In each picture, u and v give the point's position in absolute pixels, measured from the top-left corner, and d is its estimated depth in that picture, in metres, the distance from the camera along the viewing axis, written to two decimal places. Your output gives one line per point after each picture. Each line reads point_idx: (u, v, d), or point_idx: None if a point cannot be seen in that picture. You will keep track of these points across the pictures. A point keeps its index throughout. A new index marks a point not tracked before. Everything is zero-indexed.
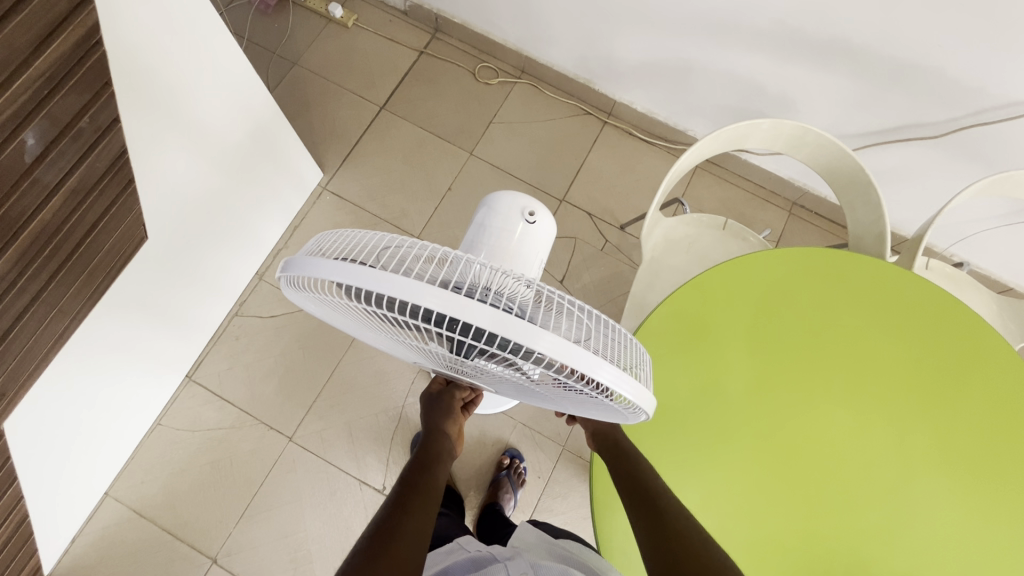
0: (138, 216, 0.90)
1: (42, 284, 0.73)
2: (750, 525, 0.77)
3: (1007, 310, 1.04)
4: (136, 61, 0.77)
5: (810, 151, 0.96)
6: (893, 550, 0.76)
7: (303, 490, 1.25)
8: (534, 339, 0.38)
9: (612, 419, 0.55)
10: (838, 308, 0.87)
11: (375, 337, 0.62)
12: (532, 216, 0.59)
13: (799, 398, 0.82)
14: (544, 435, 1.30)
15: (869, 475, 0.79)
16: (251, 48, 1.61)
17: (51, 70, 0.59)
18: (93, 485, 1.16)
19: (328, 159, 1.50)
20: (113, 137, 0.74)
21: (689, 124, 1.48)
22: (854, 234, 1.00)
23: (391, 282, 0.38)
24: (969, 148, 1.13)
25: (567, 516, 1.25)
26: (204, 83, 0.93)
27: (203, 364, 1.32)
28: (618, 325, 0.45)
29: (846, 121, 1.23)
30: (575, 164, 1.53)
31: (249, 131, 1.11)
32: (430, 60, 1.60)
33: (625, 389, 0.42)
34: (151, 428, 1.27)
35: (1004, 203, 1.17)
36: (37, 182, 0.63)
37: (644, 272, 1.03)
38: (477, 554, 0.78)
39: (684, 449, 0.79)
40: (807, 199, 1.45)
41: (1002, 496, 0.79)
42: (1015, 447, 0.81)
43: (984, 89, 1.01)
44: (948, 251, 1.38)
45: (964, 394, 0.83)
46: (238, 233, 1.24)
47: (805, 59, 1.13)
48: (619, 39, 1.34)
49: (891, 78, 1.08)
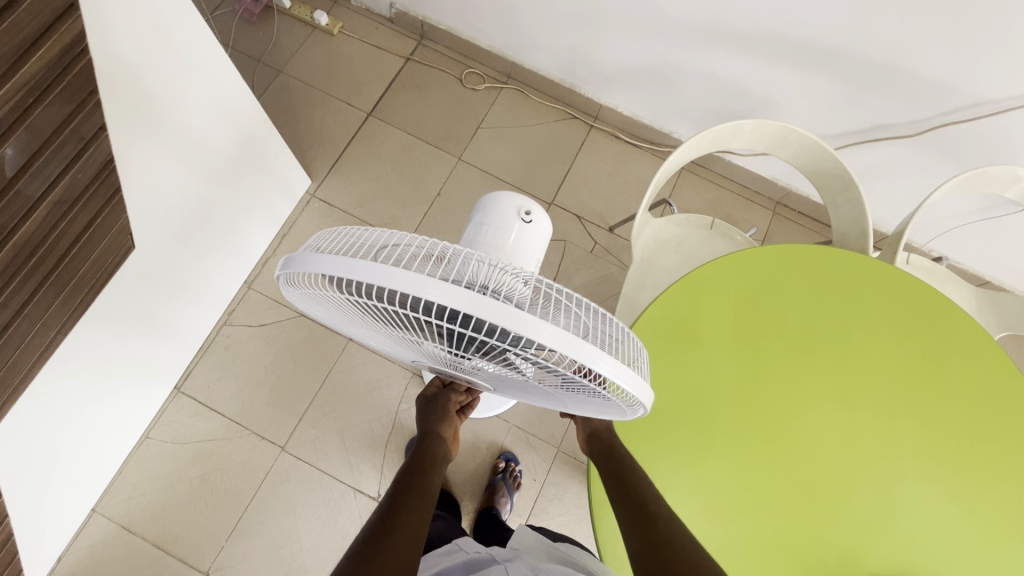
0: (125, 225, 0.89)
1: (26, 298, 0.72)
2: (743, 522, 0.78)
3: (986, 301, 1.07)
4: (121, 68, 0.76)
5: (794, 150, 0.98)
6: (882, 542, 0.78)
7: (296, 500, 1.24)
8: (536, 331, 0.39)
9: (611, 414, 0.56)
10: (821, 304, 0.88)
11: (373, 336, 0.62)
12: (528, 216, 0.60)
13: (787, 395, 0.84)
14: (538, 437, 1.30)
15: (856, 468, 0.81)
16: (236, 57, 1.60)
17: (34, 81, 0.58)
18: (80, 503, 1.14)
19: (315, 166, 1.49)
20: (99, 146, 0.74)
21: (674, 127, 1.50)
22: (839, 230, 1.03)
23: (393, 276, 0.39)
24: (945, 146, 1.17)
25: (563, 518, 1.25)
26: (191, 91, 0.92)
27: (192, 375, 1.30)
28: (616, 321, 0.46)
29: (827, 121, 1.26)
30: (562, 168, 1.55)
31: (236, 138, 1.10)
32: (416, 66, 1.61)
33: (625, 379, 0.43)
34: (139, 442, 1.25)
35: (980, 198, 1.21)
36: (18, 196, 0.62)
37: (635, 272, 1.04)
38: (475, 555, 0.78)
39: (677, 445, 0.80)
40: (790, 198, 1.48)
41: (984, 485, 0.81)
42: (995, 436, 0.83)
43: (956, 89, 1.05)
44: (927, 246, 1.42)
45: (945, 386, 0.85)
46: (226, 241, 1.23)
47: (785, 62, 1.16)
48: (604, 45, 1.36)
49: (869, 79, 1.11)
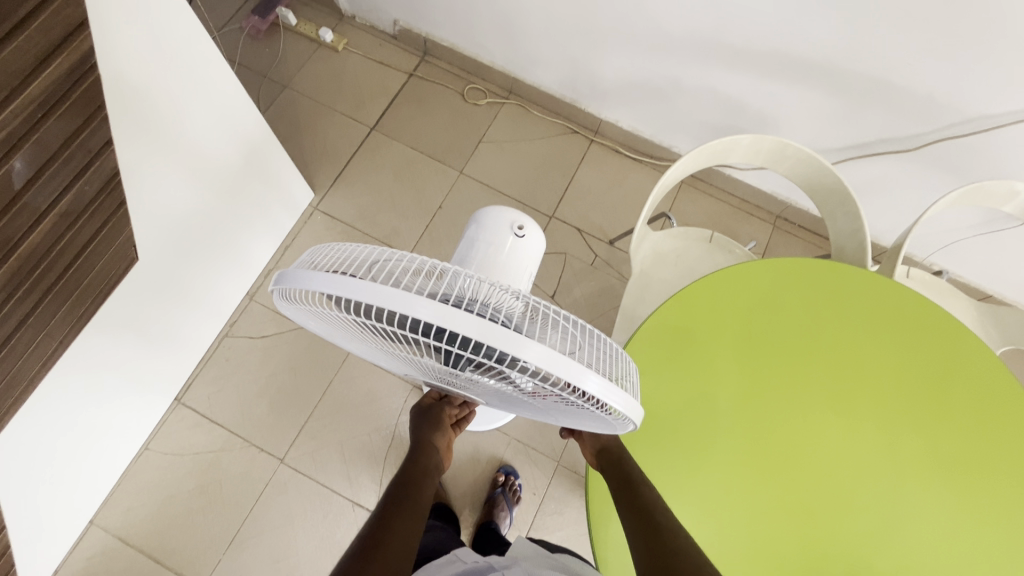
0: (129, 237, 0.90)
1: (29, 308, 0.73)
2: (743, 538, 0.77)
3: (987, 316, 1.07)
4: (127, 80, 0.78)
5: (791, 165, 0.98)
6: (883, 558, 0.77)
7: (295, 513, 1.23)
8: (523, 349, 0.39)
9: (603, 430, 0.57)
10: (822, 320, 0.88)
11: (368, 350, 0.63)
12: (521, 230, 0.61)
13: (787, 410, 0.83)
14: (538, 451, 1.29)
15: (857, 485, 0.80)
16: (242, 72, 1.63)
17: (44, 95, 0.60)
18: (78, 513, 1.13)
19: (318, 179, 1.51)
20: (105, 159, 0.75)
21: (673, 141, 1.51)
22: (837, 244, 1.03)
23: (383, 294, 0.39)
24: (944, 161, 1.17)
25: (563, 534, 1.24)
26: (197, 107, 0.94)
27: (192, 387, 1.31)
28: (607, 339, 0.47)
29: (828, 136, 1.26)
30: (562, 182, 1.56)
31: (240, 152, 1.12)
32: (419, 81, 1.63)
33: (614, 398, 0.44)
34: (139, 453, 1.25)
35: (979, 212, 1.20)
36: (26, 207, 0.63)
37: (634, 285, 1.05)
38: (473, 564, 0.78)
39: (675, 457, 0.80)
40: (790, 212, 1.48)
41: (990, 500, 0.80)
42: (1002, 453, 0.82)
43: (954, 105, 1.06)
44: (927, 260, 1.42)
45: (947, 401, 0.84)
46: (227, 253, 1.24)
47: (782, 77, 1.17)
48: (603, 61, 1.38)
49: (867, 94, 1.12)
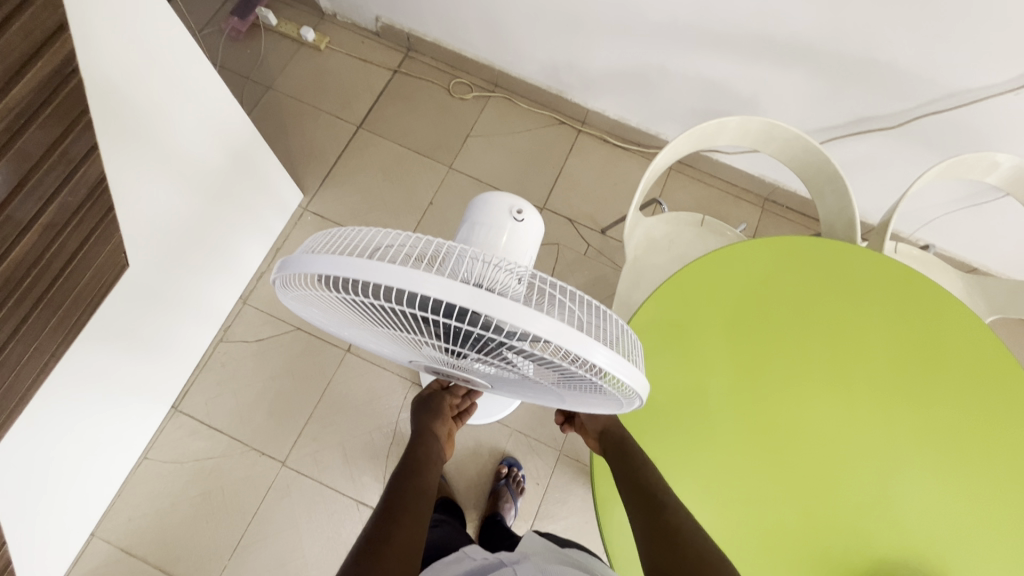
0: (118, 244, 0.89)
1: (17, 322, 0.71)
2: (746, 513, 0.78)
3: (974, 287, 1.09)
4: (109, 84, 0.76)
5: (778, 145, 0.99)
6: (883, 526, 0.78)
7: (299, 515, 1.22)
8: (531, 322, 0.40)
9: (608, 407, 0.57)
10: (816, 297, 0.90)
11: (369, 338, 0.63)
12: (520, 214, 0.61)
13: (785, 386, 0.84)
14: (540, 441, 1.30)
15: (856, 456, 0.82)
16: (224, 73, 1.60)
17: (23, 103, 0.59)
18: (78, 527, 1.12)
19: (307, 180, 1.50)
20: (90, 166, 0.73)
21: (661, 128, 1.52)
22: (826, 221, 1.04)
23: (390, 273, 0.39)
24: (926, 137, 1.19)
25: (568, 522, 1.25)
26: (180, 110, 0.93)
27: (189, 394, 1.30)
28: (613, 314, 0.47)
29: (812, 116, 1.28)
30: (552, 173, 1.56)
31: (227, 154, 1.11)
32: (404, 78, 1.63)
33: (621, 370, 0.44)
34: (138, 462, 1.24)
35: (962, 186, 1.23)
36: (9, 220, 0.62)
37: (628, 271, 1.06)
38: (483, 561, 0.78)
39: (676, 437, 0.81)
40: (778, 194, 1.50)
41: (984, 465, 0.82)
42: (994, 419, 0.84)
43: (934, 81, 1.07)
44: (914, 235, 1.44)
45: (941, 372, 0.86)
46: (218, 258, 1.23)
47: (764, 60, 1.18)
48: (588, 51, 1.38)
49: (849, 73, 1.13)
